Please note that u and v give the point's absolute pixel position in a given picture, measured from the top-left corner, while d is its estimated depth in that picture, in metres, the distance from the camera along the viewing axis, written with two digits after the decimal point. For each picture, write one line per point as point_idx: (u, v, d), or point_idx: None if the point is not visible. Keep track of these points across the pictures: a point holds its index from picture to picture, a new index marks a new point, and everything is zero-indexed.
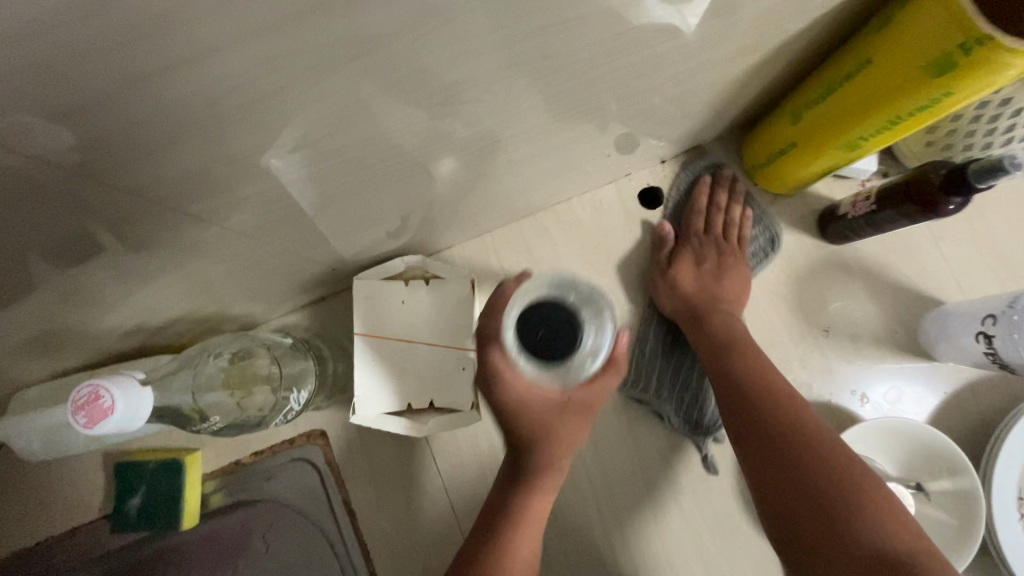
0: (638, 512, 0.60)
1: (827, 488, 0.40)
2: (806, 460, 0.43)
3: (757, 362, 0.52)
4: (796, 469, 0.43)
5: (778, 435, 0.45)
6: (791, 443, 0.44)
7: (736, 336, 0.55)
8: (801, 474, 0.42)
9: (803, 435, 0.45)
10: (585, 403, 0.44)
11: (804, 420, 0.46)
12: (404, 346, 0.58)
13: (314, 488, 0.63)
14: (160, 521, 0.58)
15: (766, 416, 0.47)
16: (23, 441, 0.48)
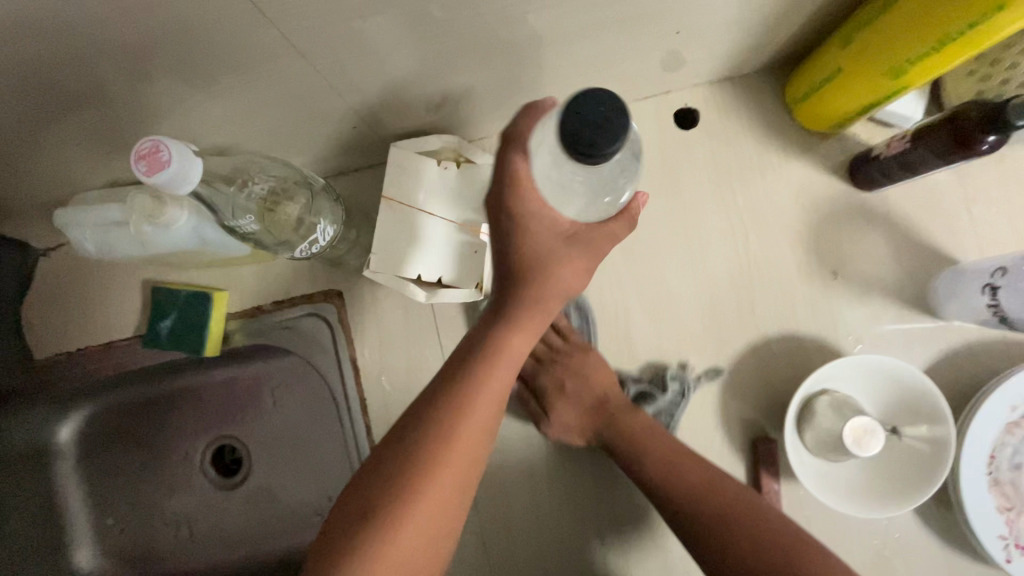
0: None
1: (712, 496, 0.52)
2: (723, 531, 0.50)
3: (665, 442, 0.56)
4: (719, 530, 0.51)
5: (699, 519, 0.52)
6: (709, 523, 0.51)
7: (640, 428, 0.57)
8: (724, 534, 0.50)
9: (722, 510, 0.52)
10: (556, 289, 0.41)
11: (720, 495, 0.52)
12: (426, 218, 0.60)
13: (324, 342, 0.67)
14: (188, 345, 0.64)
15: (691, 500, 0.53)
16: (79, 234, 0.51)
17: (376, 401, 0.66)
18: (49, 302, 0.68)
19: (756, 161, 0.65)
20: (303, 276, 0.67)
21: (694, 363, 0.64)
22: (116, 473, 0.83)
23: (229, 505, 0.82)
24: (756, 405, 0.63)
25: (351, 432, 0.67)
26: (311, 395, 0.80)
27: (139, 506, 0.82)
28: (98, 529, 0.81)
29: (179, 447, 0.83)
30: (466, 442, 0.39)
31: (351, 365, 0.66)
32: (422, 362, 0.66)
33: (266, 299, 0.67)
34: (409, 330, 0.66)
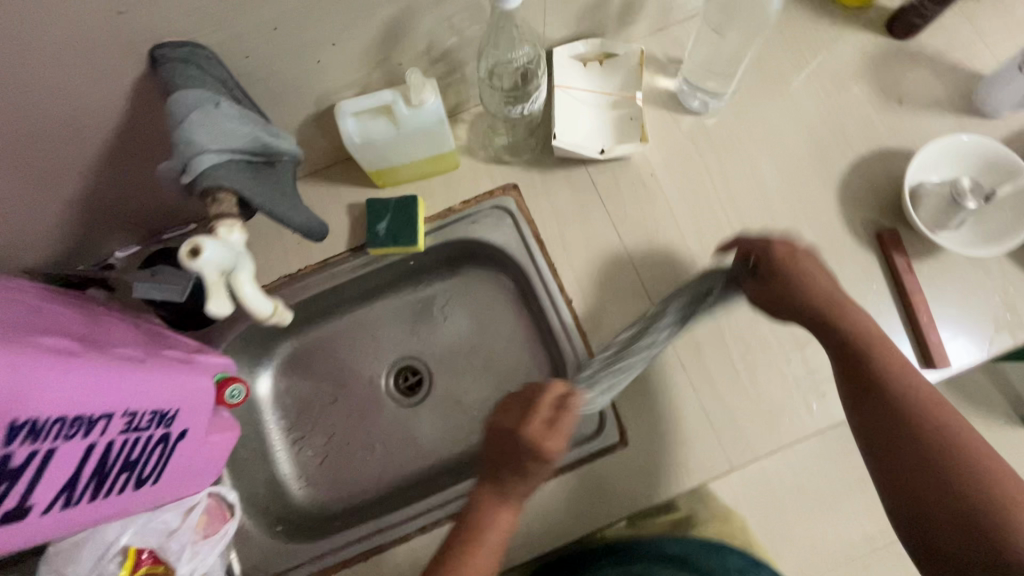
0: (765, 236, 0.78)
1: (964, 451, 0.57)
2: (944, 478, 0.56)
3: (947, 425, 0.59)
4: (932, 470, 0.57)
5: (937, 440, 0.58)
6: (934, 455, 0.57)
7: (909, 403, 0.61)
8: (930, 451, 0.58)
9: (945, 441, 0.58)
10: (960, 432, 0.59)
11: (945, 432, 0.59)
12: (590, 101, 0.77)
13: (509, 228, 0.80)
14: (402, 239, 0.77)
15: (931, 434, 0.58)
16: (350, 122, 0.67)
17: (563, 267, 0.79)
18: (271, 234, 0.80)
19: (816, 36, 0.84)
20: (482, 178, 0.81)
21: (813, 184, 0.79)
22: (310, 411, 0.90)
23: (419, 417, 0.90)
24: (871, 209, 0.78)
25: (545, 292, 0.78)
26: (478, 302, 0.93)
27: (335, 436, 0.89)
28: (300, 464, 0.87)
29: (364, 377, 0.92)
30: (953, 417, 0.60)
31: (535, 240, 0.80)
32: (594, 229, 0.79)
33: (454, 201, 0.81)
34: (579, 203, 0.80)
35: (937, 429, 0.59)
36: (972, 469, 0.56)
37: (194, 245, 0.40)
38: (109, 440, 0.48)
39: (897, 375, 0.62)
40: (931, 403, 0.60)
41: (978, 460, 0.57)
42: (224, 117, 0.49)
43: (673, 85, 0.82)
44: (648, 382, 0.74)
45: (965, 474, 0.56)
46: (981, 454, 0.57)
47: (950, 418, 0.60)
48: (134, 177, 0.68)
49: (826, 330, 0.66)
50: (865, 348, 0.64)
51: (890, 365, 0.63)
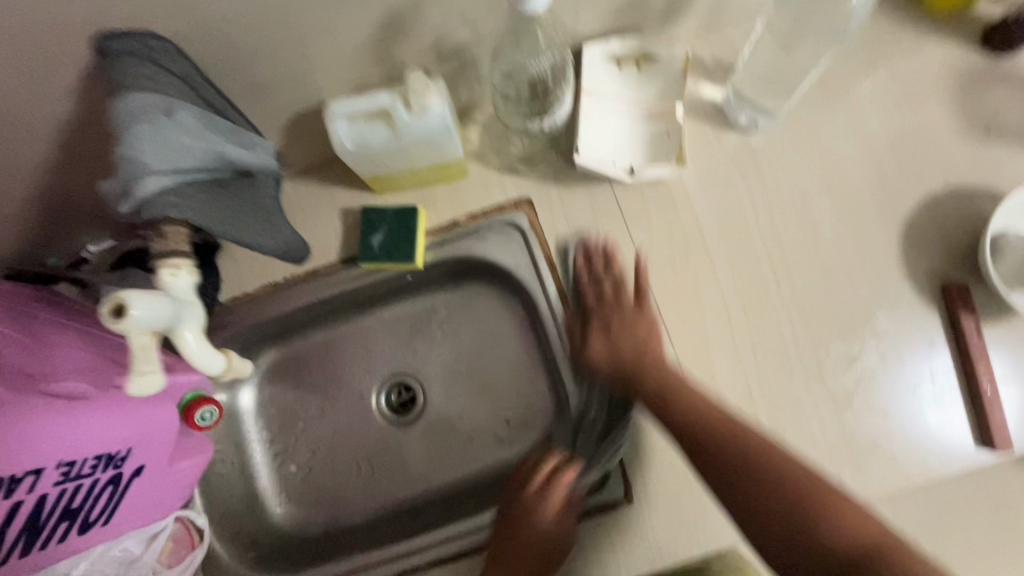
0: (808, 280, 0.68)
1: (770, 446, 0.54)
2: (738, 450, 0.54)
3: (734, 424, 0.57)
4: (759, 481, 0.52)
5: (731, 447, 0.55)
6: (745, 458, 0.54)
7: (697, 420, 0.57)
8: (736, 447, 0.55)
9: (740, 449, 0.54)
10: (734, 427, 0.56)
11: (748, 441, 0.55)
12: (622, 111, 0.67)
13: (518, 248, 0.72)
14: (398, 254, 0.69)
15: (734, 449, 0.55)
16: (342, 126, 0.58)
17: (576, 297, 0.70)
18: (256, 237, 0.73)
19: (894, 46, 0.72)
20: (493, 190, 0.72)
21: (872, 223, 0.69)
22: (294, 423, 0.84)
23: (409, 439, 0.84)
24: (939, 257, 0.67)
25: (553, 324, 0.70)
26: (481, 320, 0.85)
27: (320, 452, 0.83)
28: (281, 480, 0.82)
29: (354, 390, 0.86)
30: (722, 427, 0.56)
31: (547, 263, 0.72)
32: (614, 256, 0.70)
33: (460, 213, 0.72)
34: (600, 226, 0.71)
35: (743, 433, 0.55)
36: (752, 474, 0.53)
37: (119, 304, 0.37)
38: (40, 494, 0.46)
39: (714, 411, 0.58)
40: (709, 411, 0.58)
41: (757, 449, 0.54)
42: (177, 129, 0.42)
43: (718, 96, 0.71)
44: (660, 433, 0.67)
45: (810, 521, 0.49)
46: (750, 455, 0.54)
47: (731, 441, 0.55)
48: (101, 171, 0.61)
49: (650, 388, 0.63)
50: (667, 382, 0.62)
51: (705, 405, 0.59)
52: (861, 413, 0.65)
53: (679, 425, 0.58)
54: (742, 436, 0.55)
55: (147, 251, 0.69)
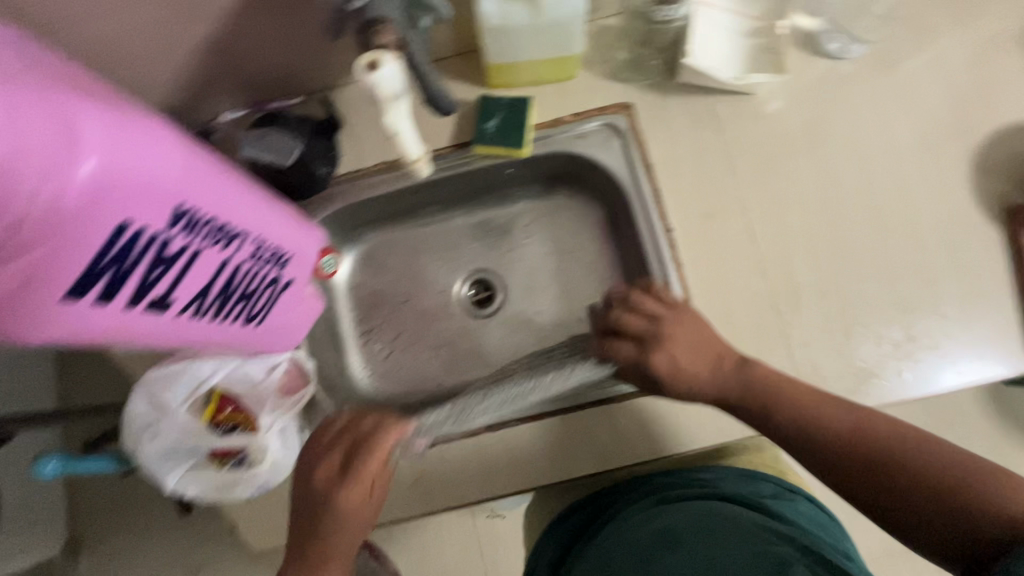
0: (884, 194, 0.74)
1: (858, 427, 0.58)
2: (812, 416, 0.60)
3: (792, 386, 0.63)
4: (851, 442, 0.58)
5: (824, 442, 0.59)
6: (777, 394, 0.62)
7: (750, 377, 0.64)
8: (799, 405, 0.61)
9: (811, 410, 0.61)
10: (846, 432, 0.58)
11: (796, 399, 0.62)
12: (730, 25, 0.73)
13: (616, 148, 0.78)
14: (510, 141, 0.75)
15: (812, 430, 0.60)
16: (492, 1, 0.64)
17: (668, 197, 0.76)
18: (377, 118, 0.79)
19: None
20: (597, 93, 0.78)
21: (948, 149, 0.74)
22: (381, 306, 0.90)
23: (488, 330, 0.90)
24: (1006, 182, 0.73)
25: (645, 218, 0.76)
26: (562, 227, 0.91)
27: (402, 335, 0.90)
28: (367, 354, 0.88)
29: (437, 283, 0.92)
30: (791, 395, 0.62)
31: (643, 165, 0.77)
32: (705, 162, 0.77)
33: (565, 113, 0.79)
34: (695, 132, 0.77)
35: (819, 423, 0.60)
36: (827, 441, 0.59)
37: (373, 61, 0.41)
38: (238, 263, 0.49)
39: (779, 389, 0.62)
40: (771, 381, 0.63)
41: (851, 446, 0.58)
42: None
43: (814, 24, 0.77)
44: (738, 321, 0.73)
45: (900, 464, 0.55)
46: (806, 397, 0.62)
47: (785, 409, 0.61)
48: (263, 30, 0.67)
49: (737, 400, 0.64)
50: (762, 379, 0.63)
51: (788, 395, 0.62)
52: (924, 317, 0.71)
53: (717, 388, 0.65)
54: (829, 420, 0.59)
55: (280, 117, 0.76)
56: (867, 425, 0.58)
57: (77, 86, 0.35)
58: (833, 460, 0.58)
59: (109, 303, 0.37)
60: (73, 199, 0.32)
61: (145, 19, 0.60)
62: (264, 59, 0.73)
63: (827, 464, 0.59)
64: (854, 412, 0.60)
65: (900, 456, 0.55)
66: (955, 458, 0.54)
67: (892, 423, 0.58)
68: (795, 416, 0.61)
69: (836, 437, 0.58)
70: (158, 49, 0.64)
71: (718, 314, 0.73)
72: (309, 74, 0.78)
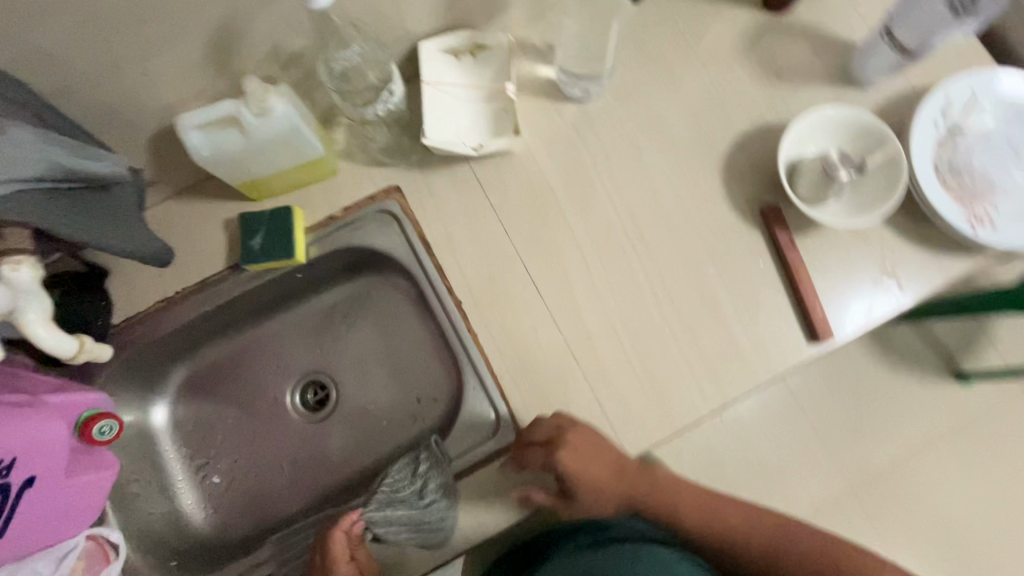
0: (651, 221, 0.77)
1: (716, 505, 0.70)
2: (706, 526, 0.69)
3: (682, 487, 0.71)
4: (739, 539, 0.69)
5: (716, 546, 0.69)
6: (664, 497, 0.70)
7: (659, 481, 0.70)
8: (701, 518, 0.69)
9: (701, 513, 0.70)
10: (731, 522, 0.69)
11: (692, 509, 0.70)
12: (463, 96, 0.75)
13: (393, 232, 0.78)
14: (278, 253, 0.74)
15: (694, 527, 0.70)
16: (195, 137, 0.63)
17: (452, 269, 0.77)
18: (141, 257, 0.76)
19: (693, 16, 0.83)
20: (362, 182, 0.78)
21: (698, 165, 0.78)
22: (210, 437, 0.86)
23: (328, 432, 0.88)
24: (753, 186, 0.77)
25: (434, 295, 0.76)
26: (379, 309, 0.90)
27: (239, 460, 0.86)
28: (204, 491, 0.84)
29: (267, 396, 0.89)
30: (687, 491, 0.71)
31: (422, 243, 0.77)
32: (481, 226, 0.77)
33: (336, 209, 0.78)
34: (464, 200, 0.78)
35: (718, 527, 0.69)
36: (725, 537, 0.69)
37: None
38: None
39: (674, 490, 0.70)
40: (675, 492, 0.70)
41: (740, 546, 0.69)
42: (21, 142, 0.47)
43: (552, 74, 0.81)
44: (541, 377, 0.74)
45: (774, 559, 0.68)
46: (695, 505, 0.70)
47: (687, 507, 0.70)
48: None
49: (637, 498, 0.70)
50: (668, 492, 0.70)
51: (665, 500, 0.70)
52: (709, 332, 0.74)
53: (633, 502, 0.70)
54: (722, 527, 0.69)
55: None
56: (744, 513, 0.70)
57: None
58: (700, 531, 0.70)
59: None
60: None
61: None
62: None
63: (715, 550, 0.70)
64: (742, 506, 0.70)
65: (748, 539, 0.69)
66: (784, 526, 0.69)
67: (770, 525, 0.69)
68: (687, 510, 0.70)
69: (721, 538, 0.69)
70: None
71: (521, 374, 0.74)
72: None
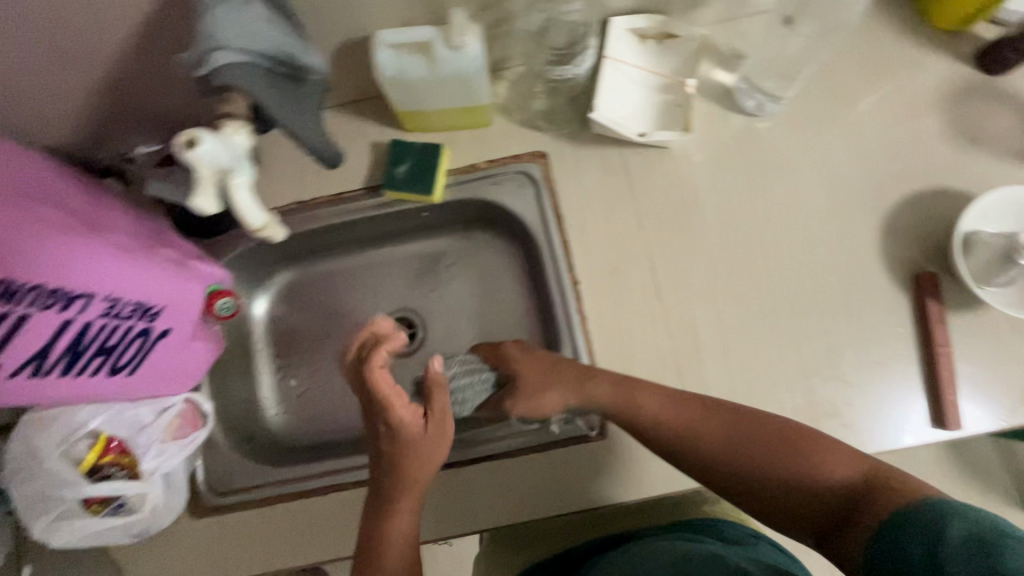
0: (794, 254, 0.73)
1: (708, 419, 0.62)
2: (699, 440, 0.62)
3: (660, 396, 0.64)
4: (749, 459, 0.60)
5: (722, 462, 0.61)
6: (641, 415, 0.64)
7: (644, 403, 0.64)
8: (685, 432, 0.62)
9: (692, 424, 0.62)
10: (734, 440, 0.61)
11: (670, 420, 0.63)
12: (641, 79, 0.73)
13: (529, 196, 0.77)
14: (419, 186, 0.75)
15: (693, 448, 0.62)
16: (386, 55, 0.63)
17: (577, 248, 0.76)
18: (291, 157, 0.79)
19: (894, 54, 0.77)
20: (512, 140, 0.78)
21: (859, 210, 0.74)
22: (298, 343, 0.89)
23: (406, 371, 0.89)
24: (914, 247, 0.72)
25: (553, 269, 0.75)
26: (484, 266, 0.90)
27: (319, 372, 0.88)
28: (281, 392, 0.87)
29: (358, 321, 0.91)
30: (661, 399, 0.64)
31: (554, 214, 0.76)
32: (616, 213, 0.76)
33: (479, 159, 0.79)
34: (607, 183, 0.77)
35: (705, 433, 0.62)
36: (718, 446, 0.61)
37: (189, 137, 0.43)
38: (86, 321, 0.52)
39: (669, 411, 0.63)
40: (653, 398, 0.64)
41: (750, 472, 0.60)
42: (252, 15, 0.47)
43: (730, 81, 0.77)
44: (640, 379, 0.72)
45: (816, 470, 0.57)
46: (676, 404, 0.63)
47: (653, 406, 0.64)
48: (163, 73, 0.67)
49: (626, 414, 0.65)
50: (642, 403, 0.64)
51: (662, 422, 0.63)
52: (826, 383, 0.70)
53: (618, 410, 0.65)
54: (711, 434, 0.62)
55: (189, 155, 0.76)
56: (745, 425, 0.62)
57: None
58: (704, 456, 0.61)
59: None
60: None
61: (36, 60, 0.60)
62: (172, 100, 0.73)
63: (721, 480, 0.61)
64: (732, 419, 0.62)
65: (772, 461, 0.59)
66: (794, 432, 0.60)
67: (797, 444, 0.59)
68: (653, 415, 0.63)
69: (718, 451, 0.61)
70: (55, 89, 0.65)
71: (620, 371, 0.72)
72: None
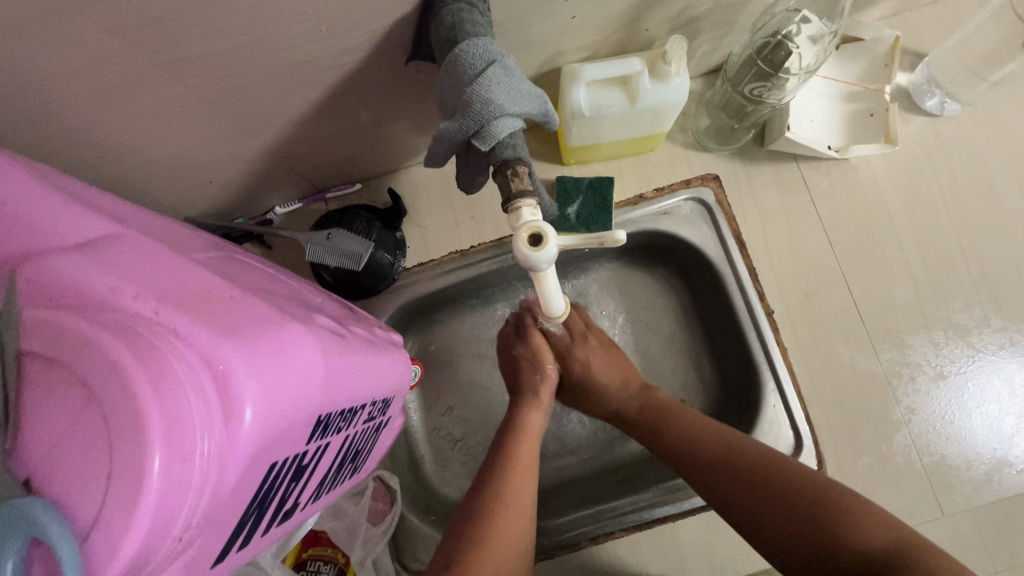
0: (1000, 259, 0.70)
1: (744, 458, 0.51)
2: (719, 465, 0.52)
3: (729, 432, 0.54)
4: (756, 491, 0.48)
5: (728, 486, 0.50)
6: (693, 437, 0.55)
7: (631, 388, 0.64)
8: (718, 462, 0.52)
9: (745, 453, 0.51)
10: (755, 469, 0.50)
11: (732, 444, 0.53)
12: (829, 91, 0.69)
13: (702, 221, 0.72)
14: (596, 225, 0.69)
15: (696, 460, 0.54)
16: (583, 96, 0.59)
17: (764, 275, 0.72)
18: (451, 203, 0.77)
19: None
20: (680, 165, 0.74)
21: None
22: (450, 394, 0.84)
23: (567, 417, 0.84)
24: None
25: (742, 301, 0.70)
26: (635, 298, 0.80)
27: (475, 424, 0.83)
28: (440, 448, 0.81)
29: None
30: (697, 419, 0.57)
31: (734, 239, 0.71)
32: (802, 233, 0.72)
33: (647, 188, 0.73)
34: (786, 200, 0.73)
35: (722, 459, 0.52)
36: (726, 472, 0.51)
37: (536, 232, 0.35)
38: (356, 430, 0.43)
39: (731, 449, 0.52)
40: (702, 423, 0.56)
41: (766, 511, 0.47)
42: (517, 72, 0.42)
43: (907, 80, 0.73)
44: (851, 404, 0.68)
45: (826, 519, 0.44)
46: (731, 437, 0.53)
47: (713, 437, 0.54)
48: (329, 132, 0.61)
49: (638, 417, 0.61)
50: (698, 444, 0.54)
51: (698, 434, 0.55)
52: None
53: (672, 450, 0.56)
54: (722, 454, 0.52)
55: (341, 213, 0.70)
56: (734, 460, 0.51)
57: (198, 304, 0.28)
58: (723, 487, 0.51)
59: (247, 542, 0.32)
60: (242, 462, 0.26)
61: (207, 138, 0.54)
62: (325, 157, 0.67)
63: (736, 515, 0.49)
64: (738, 439, 0.53)
65: (765, 502, 0.47)
66: (823, 497, 0.45)
67: (810, 485, 0.46)
68: (675, 426, 0.57)
69: (726, 471, 0.51)
70: (217, 161, 0.59)
71: (829, 400, 0.69)
72: (373, 162, 0.73)
